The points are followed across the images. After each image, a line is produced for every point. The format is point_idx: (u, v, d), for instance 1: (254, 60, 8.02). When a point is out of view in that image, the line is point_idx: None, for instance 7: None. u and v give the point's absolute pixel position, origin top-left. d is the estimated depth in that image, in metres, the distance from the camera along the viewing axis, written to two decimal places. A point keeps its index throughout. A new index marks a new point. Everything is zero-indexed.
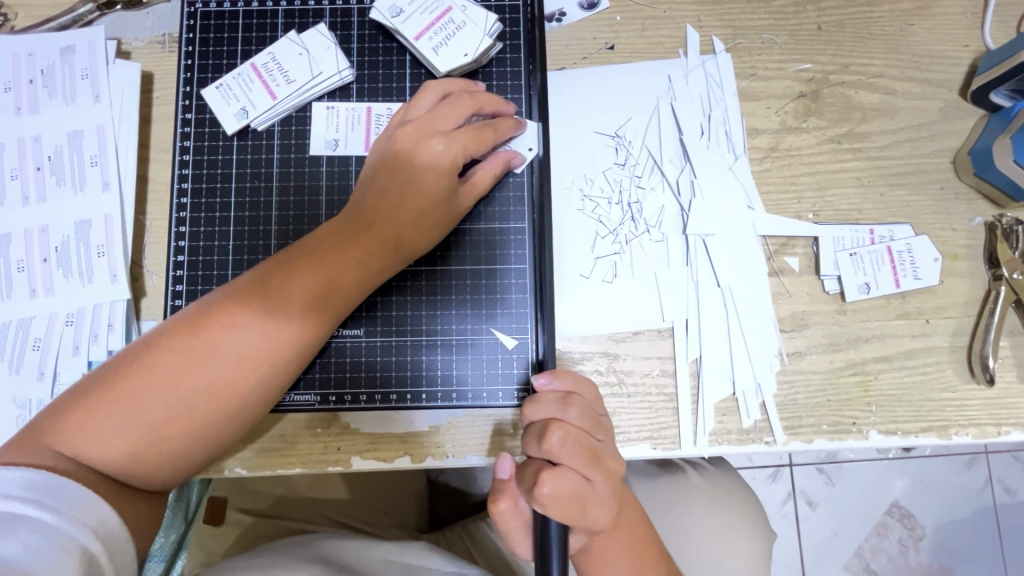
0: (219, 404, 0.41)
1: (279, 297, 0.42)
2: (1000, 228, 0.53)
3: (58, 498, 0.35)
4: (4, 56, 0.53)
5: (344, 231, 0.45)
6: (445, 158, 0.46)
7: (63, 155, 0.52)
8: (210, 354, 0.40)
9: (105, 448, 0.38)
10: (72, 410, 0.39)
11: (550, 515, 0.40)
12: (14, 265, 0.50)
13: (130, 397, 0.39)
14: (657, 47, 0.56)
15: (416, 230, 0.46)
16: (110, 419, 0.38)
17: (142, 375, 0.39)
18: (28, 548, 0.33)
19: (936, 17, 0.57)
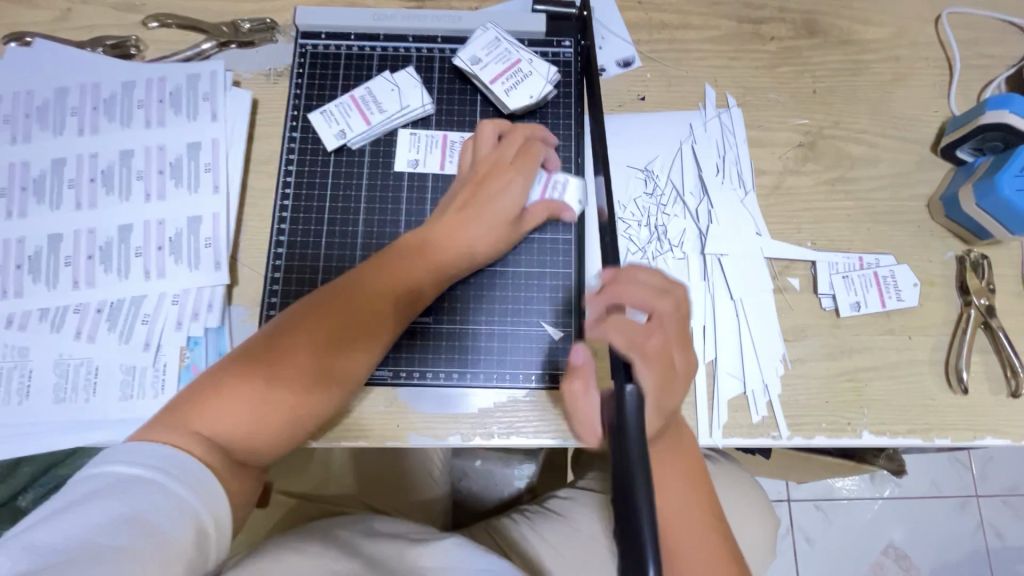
0: (326, 384, 0.49)
1: (375, 296, 0.51)
2: (969, 261, 0.63)
3: (179, 468, 0.40)
4: (139, 79, 0.64)
5: (426, 245, 0.54)
6: (518, 191, 0.55)
7: (182, 162, 0.62)
8: (320, 344, 0.48)
9: (231, 427, 0.45)
10: (200, 394, 0.45)
11: (649, 374, 0.48)
12: (133, 250, 0.59)
13: (252, 381, 0.46)
14: (681, 100, 0.68)
15: (487, 249, 0.56)
16: (236, 401, 0.45)
17: (263, 361, 0.47)
18: (159, 508, 0.37)
19: (911, 88, 0.69)
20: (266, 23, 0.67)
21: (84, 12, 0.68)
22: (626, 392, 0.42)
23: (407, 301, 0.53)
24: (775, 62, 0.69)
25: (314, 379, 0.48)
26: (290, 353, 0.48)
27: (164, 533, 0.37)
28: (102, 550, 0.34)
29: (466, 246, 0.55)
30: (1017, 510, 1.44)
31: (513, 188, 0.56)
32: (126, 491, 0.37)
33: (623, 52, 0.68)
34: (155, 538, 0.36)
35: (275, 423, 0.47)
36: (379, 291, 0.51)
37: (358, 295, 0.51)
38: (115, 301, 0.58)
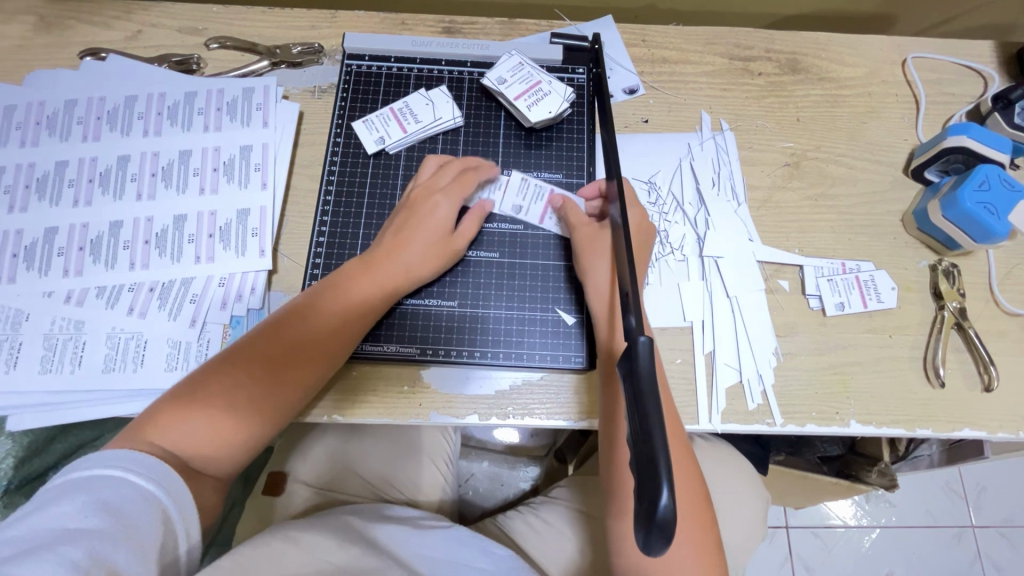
0: (269, 393, 0.54)
1: (313, 318, 0.57)
2: (941, 269, 0.70)
3: (146, 467, 0.47)
4: (200, 90, 0.72)
5: (361, 267, 0.60)
6: (444, 216, 0.62)
7: (235, 162, 0.69)
8: (260, 362, 0.54)
9: (185, 438, 0.51)
10: (163, 413, 0.52)
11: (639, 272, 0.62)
12: (186, 237, 0.65)
13: (204, 397, 0.53)
14: (679, 124, 0.76)
15: (417, 267, 0.61)
16: (191, 415, 0.52)
17: (214, 380, 0.53)
18: (132, 500, 0.44)
19: (882, 119, 0.78)
20: (314, 47, 0.76)
21: (153, 34, 0.77)
22: (641, 342, 0.41)
23: (351, 320, 0.58)
24: (763, 93, 0.78)
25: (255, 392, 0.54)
26: (237, 371, 0.54)
27: (137, 519, 0.43)
28: (81, 531, 0.40)
29: (399, 264, 0.60)
30: (1013, 542, 1.45)
31: (440, 213, 0.62)
32: (99, 489, 0.44)
33: (628, 81, 0.77)
34: (130, 521, 0.42)
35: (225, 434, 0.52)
36: (320, 312, 0.57)
37: (294, 317, 0.57)
38: (166, 282, 0.64)
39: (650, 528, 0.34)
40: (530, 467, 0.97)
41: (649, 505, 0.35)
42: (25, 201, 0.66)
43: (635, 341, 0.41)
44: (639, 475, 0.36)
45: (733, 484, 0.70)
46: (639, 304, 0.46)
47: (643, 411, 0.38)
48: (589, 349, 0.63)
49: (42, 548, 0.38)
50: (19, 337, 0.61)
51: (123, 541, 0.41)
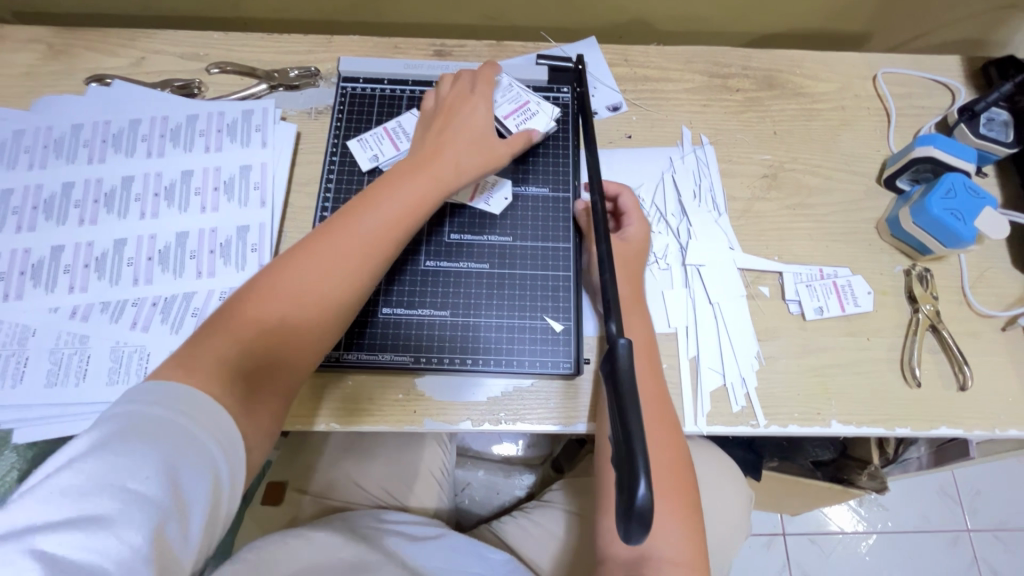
0: (330, 301, 0.54)
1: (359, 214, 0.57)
2: (915, 273, 0.73)
3: (207, 418, 0.45)
4: (202, 113, 0.75)
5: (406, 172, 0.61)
6: (479, 110, 0.66)
7: (235, 181, 0.72)
8: (306, 270, 0.54)
9: (233, 350, 0.50)
10: (208, 332, 0.50)
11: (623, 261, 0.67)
12: (188, 253, 0.68)
13: (250, 311, 0.52)
14: (662, 139, 0.80)
15: (459, 174, 0.63)
16: (237, 328, 0.51)
17: (257, 295, 0.53)
18: (187, 463, 0.42)
19: (855, 131, 0.81)
20: (311, 70, 0.79)
21: (157, 60, 0.80)
22: (622, 344, 0.44)
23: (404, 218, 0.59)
24: (741, 109, 0.82)
25: (302, 299, 0.53)
26: (282, 281, 0.53)
27: (189, 490, 0.41)
28: (134, 502, 0.38)
29: (440, 172, 0.62)
30: (1009, 545, 1.46)
31: (472, 109, 0.67)
32: (155, 445, 0.41)
33: (612, 98, 0.81)
34: (181, 496, 0.40)
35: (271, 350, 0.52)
36: (371, 214, 0.57)
37: (339, 225, 0.56)
38: (168, 296, 0.66)
39: (630, 518, 0.36)
40: (525, 474, 0.97)
41: (627, 498, 0.37)
42: (33, 221, 0.69)
43: (616, 343, 0.44)
44: (619, 471, 0.38)
45: (720, 480, 0.71)
46: (619, 310, 0.49)
47: (624, 410, 0.40)
48: (577, 355, 0.65)
49: (94, 522, 0.37)
50: (26, 352, 0.63)
51: (174, 520, 0.39)
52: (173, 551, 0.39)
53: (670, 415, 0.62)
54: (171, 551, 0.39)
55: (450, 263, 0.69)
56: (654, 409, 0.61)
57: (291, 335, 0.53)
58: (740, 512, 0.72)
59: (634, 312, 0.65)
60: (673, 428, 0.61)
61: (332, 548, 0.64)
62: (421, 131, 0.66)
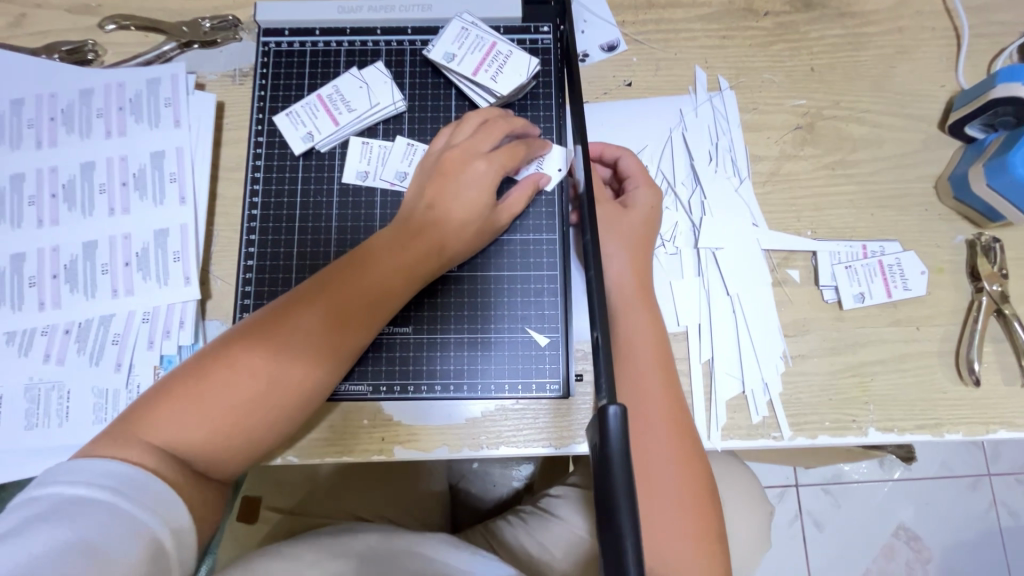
0: (275, 398, 0.47)
1: (331, 294, 0.48)
2: (980, 245, 0.59)
3: (144, 494, 0.41)
4: (97, 86, 0.61)
5: (390, 241, 0.51)
6: (486, 179, 0.52)
7: (146, 172, 0.59)
8: (267, 358, 0.47)
9: (175, 433, 0.44)
10: (156, 402, 0.45)
11: (629, 242, 0.55)
12: (99, 267, 0.57)
13: (188, 400, 0.45)
14: (669, 85, 0.64)
15: (451, 245, 0.52)
16: (184, 404, 0.45)
17: (205, 373, 0.46)
18: (105, 528, 0.38)
19: (915, 61, 0.65)
20: (228, 20, 0.63)
21: (39, 17, 0.65)
22: (612, 413, 0.33)
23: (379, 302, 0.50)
24: (770, 39, 0.65)
25: (252, 392, 0.46)
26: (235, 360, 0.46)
27: (112, 552, 0.37)
28: None
29: (423, 241, 0.51)
30: None
31: (482, 162, 0.52)
32: (73, 516, 0.38)
33: (607, 35, 0.64)
34: (106, 564, 0.37)
35: (221, 436, 0.45)
36: (342, 291, 0.49)
37: (304, 307, 0.48)
38: (83, 322, 0.56)
39: None
40: (524, 466, 0.91)
41: None
42: None
43: (604, 412, 0.33)
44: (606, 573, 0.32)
45: (736, 501, 0.64)
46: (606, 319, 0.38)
47: (613, 511, 0.32)
48: (565, 372, 0.56)
49: None
50: None
51: None
52: None
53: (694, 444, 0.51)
54: None
55: None
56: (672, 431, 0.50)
57: (239, 422, 0.46)
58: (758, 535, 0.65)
59: (640, 307, 0.53)
60: (694, 451, 0.51)
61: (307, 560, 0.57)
62: (423, 171, 0.54)
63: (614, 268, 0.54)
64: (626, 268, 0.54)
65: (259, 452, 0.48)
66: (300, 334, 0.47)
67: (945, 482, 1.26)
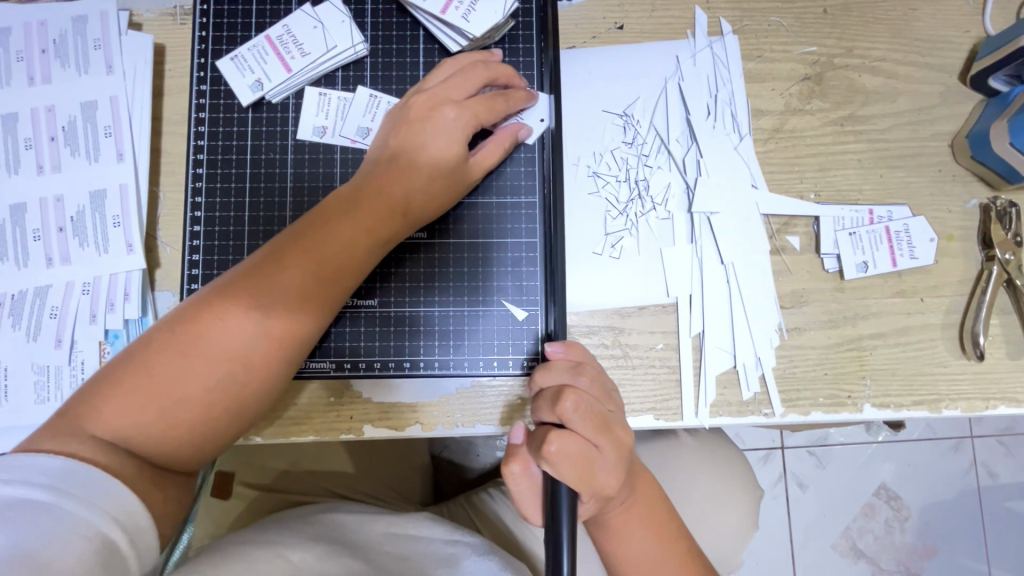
0: (228, 379, 0.41)
1: (286, 263, 0.43)
2: (995, 210, 0.55)
3: (91, 492, 0.36)
4: (16, 25, 0.53)
5: (352, 203, 0.45)
6: (456, 129, 0.47)
7: (77, 126, 0.52)
8: (223, 331, 0.41)
9: (122, 424, 0.39)
10: (99, 390, 0.40)
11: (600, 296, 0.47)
12: (30, 233, 0.51)
13: (132, 387, 0.40)
14: (666, 28, 0.57)
15: (416, 204, 0.47)
16: (133, 389, 0.40)
17: (154, 353, 0.41)
18: (43, 533, 0.33)
19: (939, 2, 0.58)
20: None
21: None
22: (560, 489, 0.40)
23: (341, 270, 0.44)
24: None
25: (209, 369, 0.41)
26: (187, 335, 0.41)
27: (53, 560, 0.32)
28: None
29: (392, 199, 0.46)
30: (1012, 450, 1.26)
31: (456, 111, 0.47)
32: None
33: None
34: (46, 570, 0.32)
35: (176, 420, 0.40)
36: (298, 260, 0.43)
37: (254, 279, 0.42)
38: (17, 293, 0.51)
39: None
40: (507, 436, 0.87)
41: None
42: None
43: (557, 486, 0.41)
44: None
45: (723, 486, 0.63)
46: None
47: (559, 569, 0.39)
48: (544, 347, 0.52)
49: None
50: None
51: None
52: None
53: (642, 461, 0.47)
54: None
55: None
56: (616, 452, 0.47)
57: (195, 403, 0.41)
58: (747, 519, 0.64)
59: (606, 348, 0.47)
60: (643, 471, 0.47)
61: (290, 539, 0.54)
62: (391, 126, 0.48)
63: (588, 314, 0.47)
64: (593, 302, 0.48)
65: (224, 437, 0.43)
66: (260, 302, 0.42)
67: (930, 445, 1.26)
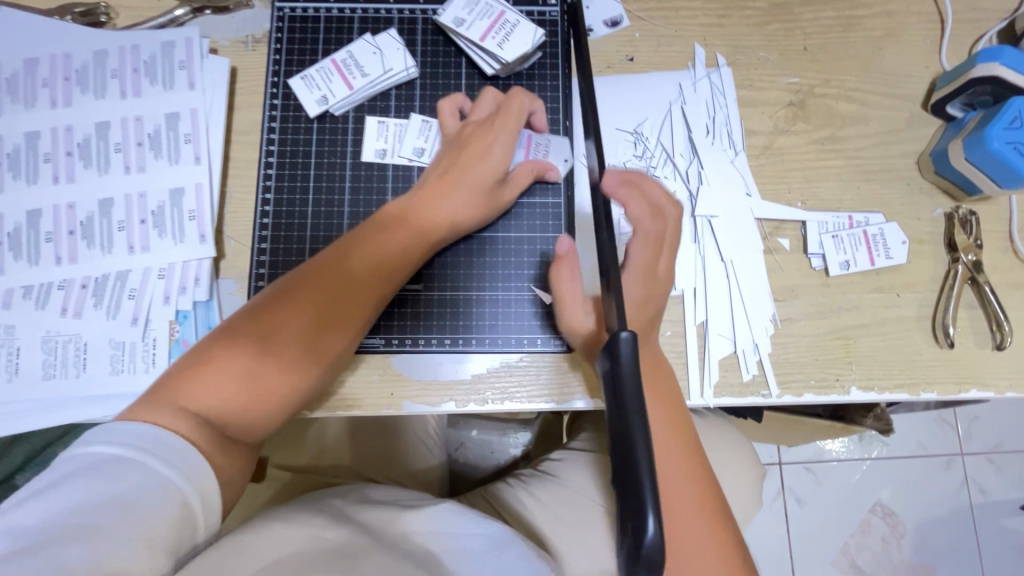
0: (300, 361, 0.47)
1: (354, 263, 0.50)
2: (957, 218, 0.63)
3: (176, 457, 0.41)
4: (112, 47, 0.62)
5: (408, 214, 0.53)
6: (501, 152, 0.55)
7: (161, 133, 0.60)
8: (300, 318, 0.48)
9: (206, 400, 0.44)
10: (186, 370, 0.46)
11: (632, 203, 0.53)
12: (115, 224, 0.58)
13: (215, 365, 0.45)
14: (669, 61, 0.67)
15: (462, 218, 0.54)
16: (217, 368, 0.45)
17: (239, 338, 0.47)
18: (138, 487, 0.38)
19: (902, 43, 0.68)
20: None
21: None
22: (624, 339, 0.34)
23: (396, 272, 0.52)
24: (765, 19, 0.68)
25: (290, 348, 0.47)
26: (270, 322, 0.47)
27: (144, 513, 0.37)
28: (81, 530, 0.35)
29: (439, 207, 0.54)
30: (1001, 467, 1.31)
31: (501, 137, 0.55)
32: (105, 473, 0.38)
33: (610, 11, 0.67)
34: (139, 521, 0.37)
35: (262, 396, 0.46)
36: (365, 262, 0.51)
37: (326, 275, 0.49)
38: (100, 276, 0.57)
39: (635, 560, 0.30)
40: (521, 432, 0.95)
41: (634, 538, 0.30)
42: None
43: (617, 337, 0.34)
44: (620, 499, 0.32)
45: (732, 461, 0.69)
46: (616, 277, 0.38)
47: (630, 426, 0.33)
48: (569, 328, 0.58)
49: (34, 551, 0.34)
50: None
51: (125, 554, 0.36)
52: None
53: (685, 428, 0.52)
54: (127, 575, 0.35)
55: None
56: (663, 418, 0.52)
57: (277, 381, 0.46)
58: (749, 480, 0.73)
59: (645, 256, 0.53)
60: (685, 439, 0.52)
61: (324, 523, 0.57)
62: (442, 152, 0.56)
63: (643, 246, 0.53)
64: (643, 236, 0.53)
65: (293, 411, 0.49)
66: (331, 295, 0.49)
67: (922, 460, 1.31)
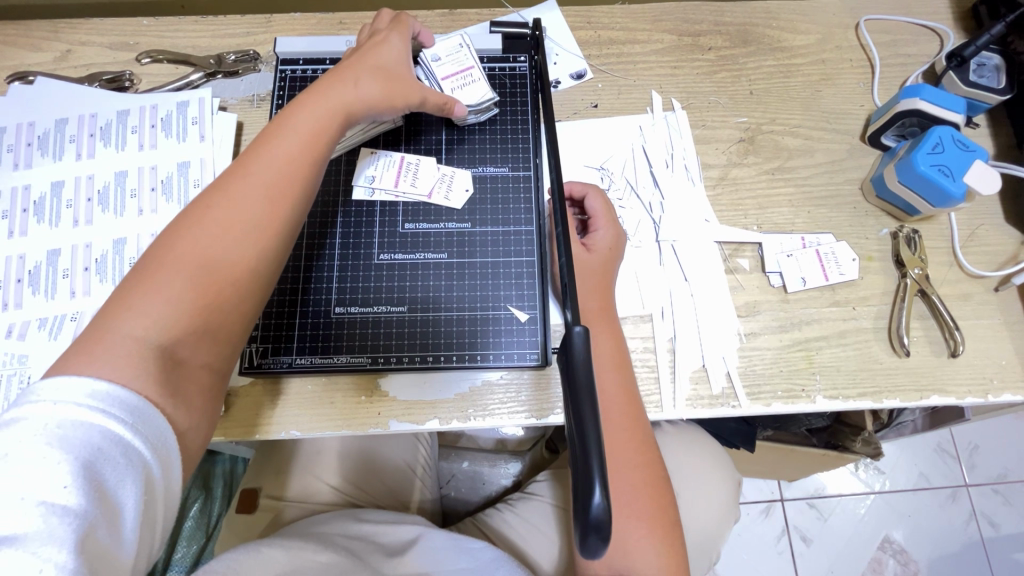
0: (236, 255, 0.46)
1: (264, 156, 0.50)
2: (902, 235, 0.68)
3: (136, 415, 0.39)
4: (133, 107, 0.69)
5: (309, 103, 0.53)
6: (394, 47, 0.60)
7: (173, 179, 0.67)
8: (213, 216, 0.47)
9: (136, 330, 0.42)
10: (112, 310, 0.43)
11: (597, 205, 0.65)
12: (127, 261, 0.64)
13: (147, 290, 0.43)
14: (631, 106, 0.74)
15: (372, 102, 0.56)
16: (150, 293, 0.43)
17: (158, 266, 0.44)
18: (100, 451, 0.36)
19: (838, 86, 0.76)
20: (249, 54, 0.73)
21: (84, 52, 0.74)
22: (577, 333, 0.38)
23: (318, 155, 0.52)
24: (714, 69, 0.76)
25: (224, 261, 0.46)
26: (182, 241, 0.46)
27: (113, 482, 0.36)
28: (52, 505, 0.34)
29: (332, 125, 0.53)
30: (1009, 499, 1.29)
31: (392, 56, 0.59)
32: (60, 437, 0.36)
33: (575, 66, 0.75)
34: (107, 491, 0.36)
35: (183, 311, 0.44)
36: (280, 147, 0.50)
37: (242, 172, 0.49)
38: None
39: (586, 529, 0.32)
40: (512, 463, 0.97)
41: (584, 506, 0.33)
42: None
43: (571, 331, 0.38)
44: (574, 478, 0.34)
45: (700, 467, 0.76)
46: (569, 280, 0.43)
47: (579, 404, 0.36)
48: (544, 342, 0.62)
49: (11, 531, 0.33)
50: None
51: (103, 525, 0.35)
52: (109, 551, 0.36)
53: (645, 424, 0.57)
54: (110, 546, 0.36)
55: (406, 255, 0.64)
56: (631, 433, 0.56)
57: (206, 294, 0.45)
58: (723, 494, 0.76)
59: (612, 254, 0.63)
60: (646, 441, 0.57)
61: (312, 548, 0.59)
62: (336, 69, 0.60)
63: (609, 236, 0.64)
64: (608, 233, 0.64)
65: (237, 321, 0.47)
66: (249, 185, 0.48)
67: (926, 492, 1.29)
